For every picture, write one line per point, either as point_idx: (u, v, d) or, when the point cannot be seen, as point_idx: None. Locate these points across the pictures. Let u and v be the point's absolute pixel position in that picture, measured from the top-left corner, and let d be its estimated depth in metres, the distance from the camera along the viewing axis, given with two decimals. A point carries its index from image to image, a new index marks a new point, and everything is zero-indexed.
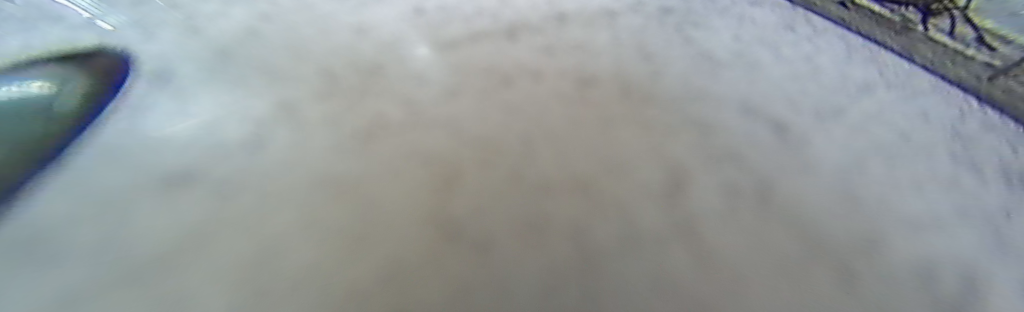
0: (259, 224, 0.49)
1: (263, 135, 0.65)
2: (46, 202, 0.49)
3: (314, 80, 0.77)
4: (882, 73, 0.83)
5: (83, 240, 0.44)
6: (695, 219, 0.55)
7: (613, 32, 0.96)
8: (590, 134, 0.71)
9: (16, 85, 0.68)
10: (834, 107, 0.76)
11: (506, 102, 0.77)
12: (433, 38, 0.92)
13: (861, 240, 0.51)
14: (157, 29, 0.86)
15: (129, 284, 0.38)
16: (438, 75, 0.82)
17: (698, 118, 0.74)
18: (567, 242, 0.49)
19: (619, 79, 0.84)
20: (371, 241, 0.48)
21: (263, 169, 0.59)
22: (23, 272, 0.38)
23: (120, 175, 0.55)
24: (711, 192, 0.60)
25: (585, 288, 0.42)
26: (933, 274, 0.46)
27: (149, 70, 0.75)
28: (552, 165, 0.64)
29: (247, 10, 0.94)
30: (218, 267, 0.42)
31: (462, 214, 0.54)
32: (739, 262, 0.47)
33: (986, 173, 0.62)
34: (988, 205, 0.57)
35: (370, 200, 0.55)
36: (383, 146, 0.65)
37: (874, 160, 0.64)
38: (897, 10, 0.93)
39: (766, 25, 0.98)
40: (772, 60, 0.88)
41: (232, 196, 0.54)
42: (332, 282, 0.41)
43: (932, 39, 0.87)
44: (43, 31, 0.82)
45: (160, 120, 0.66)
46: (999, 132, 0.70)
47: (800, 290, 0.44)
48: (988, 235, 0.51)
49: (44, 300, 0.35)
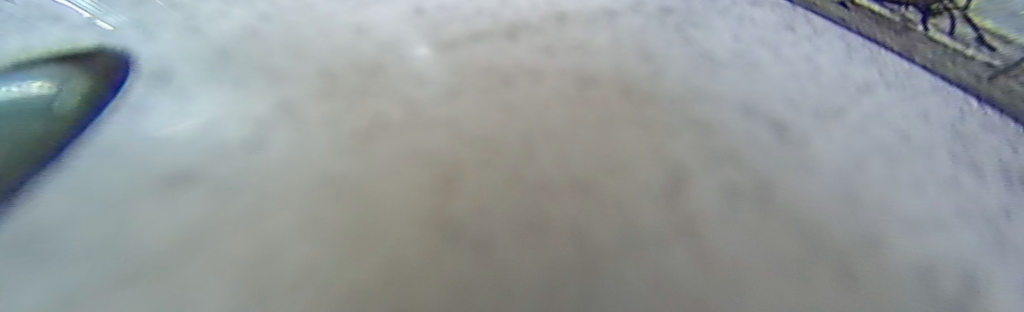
0: (259, 224, 0.49)
1: (263, 136, 0.65)
2: (47, 202, 0.49)
3: (314, 80, 0.77)
4: (881, 73, 0.84)
5: (85, 239, 0.44)
6: (695, 219, 0.55)
7: (613, 32, 0.96)
8: (591, 134, 0.71)
9: (15, 85, 0.67)
10: (834, 107, 0.76)
11: (507, 102, 0.77)
12: (433, 38, 0.92)
13: (861, 240, 0.51)
14: (157, 29, 0.86)
15: (131, 284, 0.38)
16: (439, 75, 0.82)
17: (698, 118, 0.74)
18: (568, 242, 0.49)
19: (619, 79, 0.84)
20: (371, 241, 0.48)
21: (263, 168, 0.59)
22: (25, 273, 0.38)
23: (121, 175, 0.55)
24: (711, 192, 0.60)
25: (585, 287, 0.42)
26: (932, 274, 0.46)
27: (150, 70, 0.75)
28: (552, 165, 0.64)
29: (247, 10, 0.94)
30: (219, 268, 0.42)
31: (462, 214, 0.54)
32: (739, 261, 0.48)
33: (987, 173, 0.63)
34: (988, 206, 0.57)
35: (371, 200, 0.55)
36: (384, 147, 0.65)
37: (874, 160, 0.64)
38: (897, 10, 0.92)
39: (765, 25, 0.98)
40: (772, 60, 0.88)
41: (232, 196, 0.54)
42: (333, 281, 0.42)
43: (931, 39, 0.86)
44: (43, 31, 0.81)
45: (161, 120, 0.66)
46: (999, 132, 0.70)
47: (800, 291, 0.44)
48: (987, 235, 0.52)
49: (47, 300, 0.35)
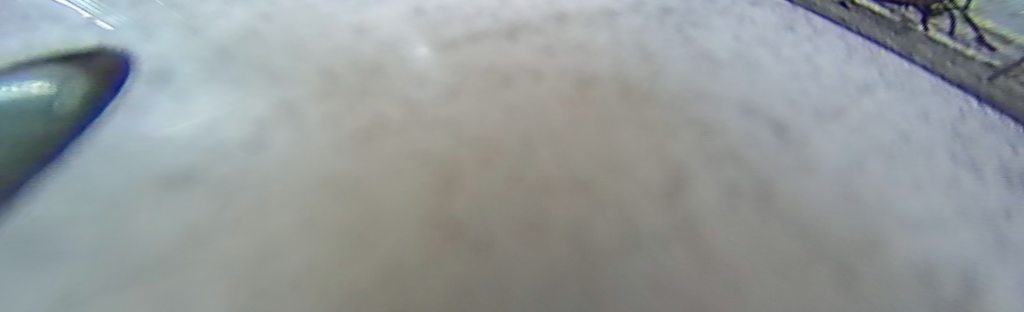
0: (258, 224, 0.49)
1: (263, 136, 0.65)
2: (46, 202, 0.49)
3: (314, 80, 0.77)
4: (882, 73, 0.84)
5: (82, 241, 0.44)
6: (694, 218, 0.55)
7: (613, 32, 0.96)
8: (591, 134, 0.71)
9: (16, 85, 0.68)
10: (834, 107, 0.76)
11: (506, 102, 0.77)
12: (433, 38, 0.92)
13: (863, 241, 0.51)
14: (158, 30, 0.86)
15: (129, 284, 0.38)
16: (439, 75, 0.82)
17: (698, 119, 0.74)
18: (569, 243, 0.49)
19: (619, 79, 0.84)
20: (370, 241, 0.48)
21: (264, 168, 0.59)
22: (24, 274, 0.38)
23: (119, 176, 0.55)
24: (711, 191, 0.60)
25: (585, 287, 0.42)
26: (933, 276, 0.45)
27: (149, 71, 0.75)
28: (552, 165, 0.64)
29: (246, 10, 0.93)
30: (221, 266, 0.43)
31: (462, 215, 0.54)
32: (738, 260, 0.48)
33: (986, 173, 0.63)
34: (988, 205, 0.57)
35: (371, 199, 0.55)
36: (384, 145, 0.65)
37: (873, 159, 0.65)
38: (897, 10, 0.92)
39: (766, 25, 0.98)
40: (772, 61, 0.88)
41: (232, 196, 0.54)
42: (331, 282, 0.41)
43: (932, 39, 0.86)
44: (43, 31, 0.82)
45: (160, 120, 0.66)
46: (999, 132, 0.70)
47: (800, 291, 0.44)
48: (988, 234, 0.52)
49: (44, 300, 0.35)
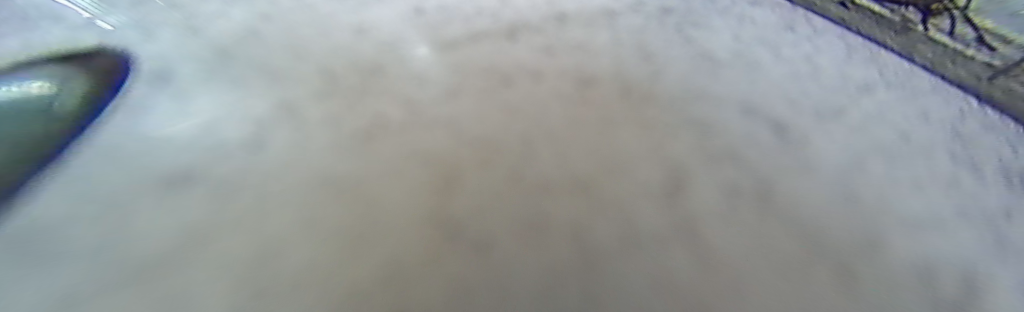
0: (258, 225, 0.49)
1: (263, 136, 0.65)
2: (46, 202, 0.49)
3: (314, 80, 0.77)
4: (882, 73, 0.84)
5: (82, 241, 0.44)
6: (694, 219, 0.55)
7: (613, 32, 0.96)
8: (591, 134, 0.71)
9: (15, 85, 0.68)
10: (834, 107, 0.76)
11: (506, 102, 0.77)
12: (433, 38, 0.92)
13: (864, 241, 0.51)
14: (158, 30, 0.86)
15: (128, 284, 0.38)
16: (439, 75, 0.82)
17: (698, 119, 0.74)
18: (569, 243, 0.49)
19: (619, 79, 0.84)
20: (370, 241, 0.48)
21: (264, 168, 0.59)
22: (23, 274, 0.38)
23: (119, 176, 0.55)
24: (711, 191, 0.60)
25: (585, 287, 0.42)
26: (933, 276, 0.45)
27: (149, 71, 0.75)
28: (552, 164, 0.64)
29: (246, 10, 0.93)
30: (221, 266, 0.42)
31: (462, 215, 0.54)
32: (739, 260, 0.48)
33: (987, 173, 0.63)
34: (989, 205, 0.57)
35: (371, 200, 0.55)
36: (385, 145, 0.65)
37: (873, 159, 0.65)
38: (897, 10, 0.92)
39: (766, 25, 0.98)
40: (772, 61, 0.88)
41: (232, 196, 0.54)
42: (332, 282, 0.41)
43: (932, 39, 0.86)
44: (43, 31, 0.82)
45: (160, 120, 0.66)
46: (1000, 132, 0.70)
47: (800, 291, 0.44)
48: (988, 234, 0.52)
49: (44, 301, 0.35)
